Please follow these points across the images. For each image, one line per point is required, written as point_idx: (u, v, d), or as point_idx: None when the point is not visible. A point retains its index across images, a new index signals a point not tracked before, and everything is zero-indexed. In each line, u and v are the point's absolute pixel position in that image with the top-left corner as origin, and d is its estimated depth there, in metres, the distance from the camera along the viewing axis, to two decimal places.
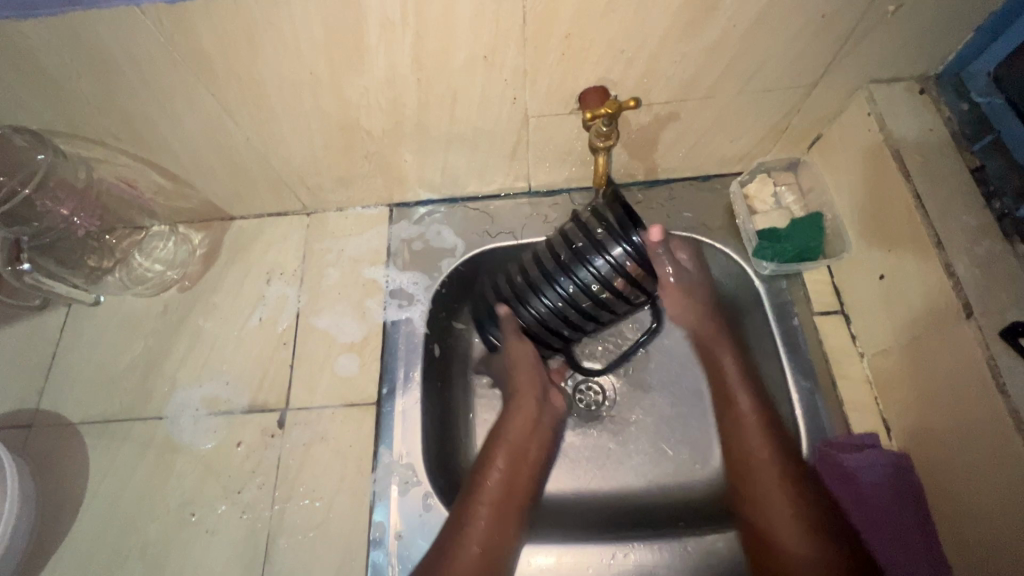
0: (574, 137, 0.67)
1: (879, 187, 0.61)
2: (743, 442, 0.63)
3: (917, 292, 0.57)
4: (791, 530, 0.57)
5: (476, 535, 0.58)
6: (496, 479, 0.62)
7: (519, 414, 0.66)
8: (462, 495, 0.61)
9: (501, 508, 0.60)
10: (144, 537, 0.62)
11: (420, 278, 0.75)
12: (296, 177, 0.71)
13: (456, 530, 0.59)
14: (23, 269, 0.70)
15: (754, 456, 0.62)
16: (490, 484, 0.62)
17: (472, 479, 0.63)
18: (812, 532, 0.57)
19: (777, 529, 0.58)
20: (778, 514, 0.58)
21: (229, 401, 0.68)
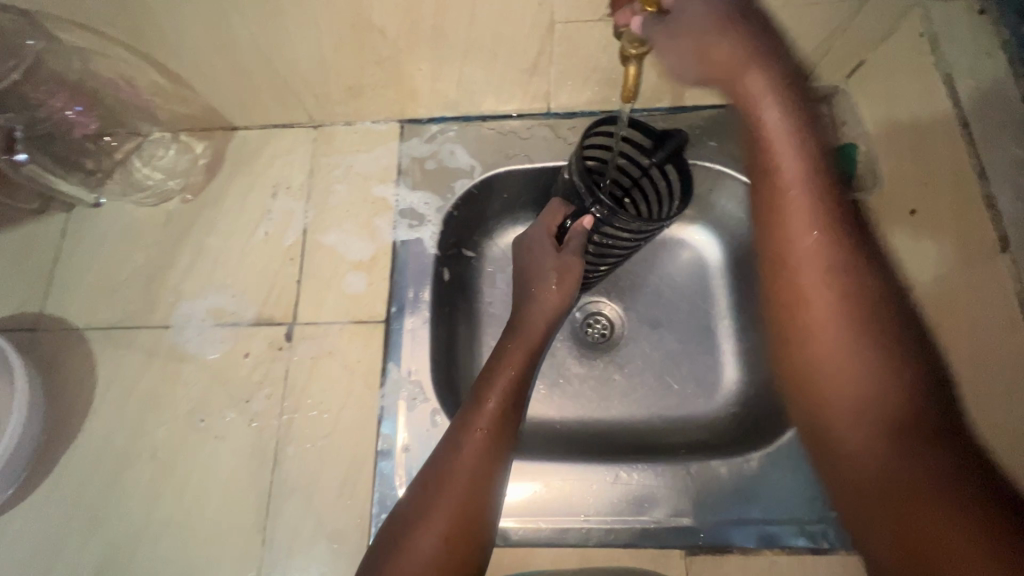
0: (601, 50, 0.63)
1: (922, 115, 0.58)
2: (793, 247, 0.54)
3: (949, 228, 0.55)
4: (850, 409, 0.46)
5: (455, 491, 0.52)
6: (488, 414, 0.56)
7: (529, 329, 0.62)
8: (456, 419, 0.57)
9: (485, 458, 0.54)
10: (153, 440, 0.63)
11: (431, 198, 0.72)
12: (304, 83, 0.67)
13: (431, 486, 0.53)
14: (19, 160, 0.67)
15: (812, 289, 0.52)
16: (480, 417, 0.56)
17: (460, 417, 0.57)
18: (886, 371, 0.45)
19: (828, 372, 0.49)
20: (841, 356, 0.48)
21: (234, 313, 0.68)
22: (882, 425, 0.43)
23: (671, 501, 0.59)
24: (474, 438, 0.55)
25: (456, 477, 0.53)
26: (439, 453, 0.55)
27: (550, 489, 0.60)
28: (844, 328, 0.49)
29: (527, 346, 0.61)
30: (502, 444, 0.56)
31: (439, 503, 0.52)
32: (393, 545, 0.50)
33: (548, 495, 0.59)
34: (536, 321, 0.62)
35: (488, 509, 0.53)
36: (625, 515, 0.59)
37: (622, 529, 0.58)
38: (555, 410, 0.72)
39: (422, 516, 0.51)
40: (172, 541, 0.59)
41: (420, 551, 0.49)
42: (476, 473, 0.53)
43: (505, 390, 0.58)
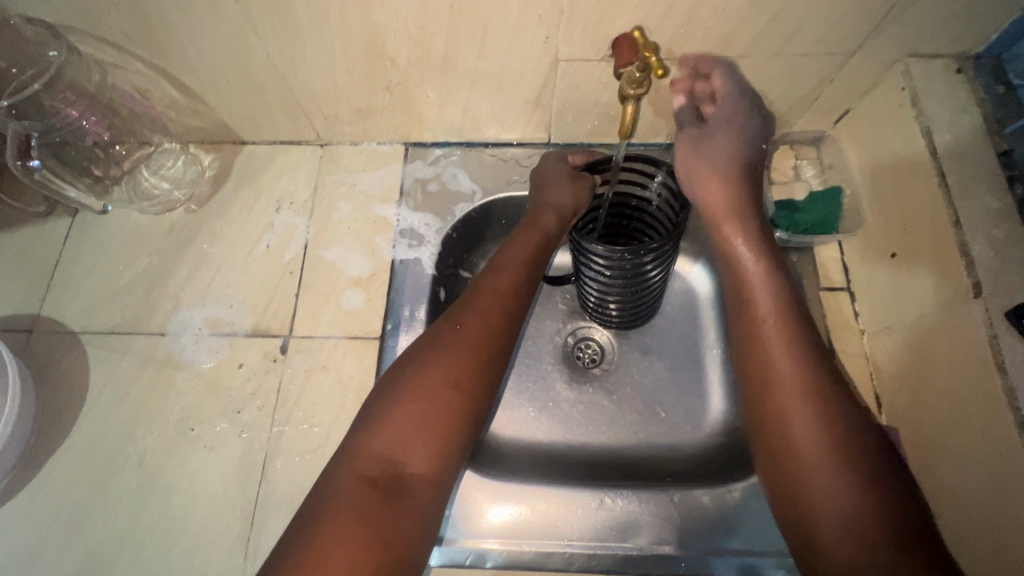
0: (602, 86, 0.66)
1: (903, 164, 0.61)
2: (770, 370, 0.51)
3: (929, 271, 0.57)
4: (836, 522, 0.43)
5: (469, 338, 0.53)
6: (507, 277, 0.58)
7: (545, 211, 0.61)
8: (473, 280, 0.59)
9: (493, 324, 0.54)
10: (141, 448, 0.63)
11: (432, 219, 0.74)
12: (313, 103, 0.70)
13: (445, 330, 0.54)
14: (31, 166, 0.67)
15: (790, 405, 0.48)
16: (498, 280, 0.58)
17: (480, 279, 0.58)
18: (867, 482, 0.43)
19: (815, 487, 0.45)
20: (823, 484, 0.44)
21: (231, 323, 0.68)
22: (857, 533, 0.42)
23: (654, 529, 0.59)
24: (489, 296, 0.56)
25: (466, 327, 0.54)
26: (454, 311, 0.56)
27: (536, 512, 0.60)
28: (816, 432, 0.46)
29: (540, 230, 0.61)
30: (515, 307, 0.57)
31: (453, 345, 0.52)
32: (400, 379, 0.50)
33: (534, 519, 0.60)
34: (548, 214, 0.61)
35: (498, 365, 0.53)
36: (608, 541, 0.59)
37: (605, 555, 0.59)
38: (543, 433, 0.73)
39: (430, 358, 0.51)
40: (153, 552, 0.59)
41: (429, 385, 0.49)
42: (491, 324, 0.54)
43: (521, 260, 0.59)
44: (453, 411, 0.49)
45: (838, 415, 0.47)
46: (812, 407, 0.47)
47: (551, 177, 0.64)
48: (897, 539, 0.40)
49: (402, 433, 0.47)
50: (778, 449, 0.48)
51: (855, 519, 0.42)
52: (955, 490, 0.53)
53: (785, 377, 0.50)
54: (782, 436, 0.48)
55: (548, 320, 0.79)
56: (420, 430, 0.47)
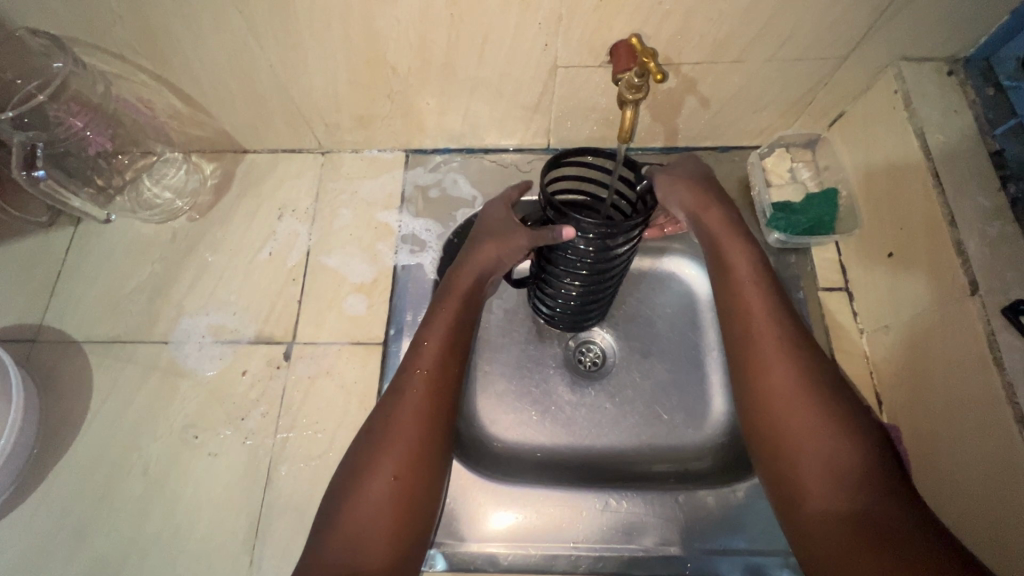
0: (600, 92, 0.67)
1: (897, 165, 0.62)
2: (755, 329, 0.54)
3: (925, 269, 0.58)
4: (818, 467, 0.46)
5: (410, 408, 0.52)
6: (430, 353, 0.56)
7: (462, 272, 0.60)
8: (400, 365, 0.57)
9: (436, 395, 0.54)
10: (145, 456, 0.63)
11: (433, 225, 0.74)
12: (315, 112, 0.70)
13: (381, 429, 0.52)
14: (37, 176, 0.68)
15: (775, 363, 0.52)
16: (421, 358, 0.56)
17: (407, 360, 0.56)
18: (846, 430, 0.47)
19: (800, 436, 0.48)
20: (809, 434, 0.48)
21: (234, 331, 0.69)
22: (851, 479, 0.45)
23: (659, 530, 0.59)
24: (417, 377, 0.54)
25: (409, 397, 0.53)
26: (386, 400, 0.54)
27: (540, 515, 0.60)
28: (802, 393, 0.49)
29: (460, 296, 0.59)
30: (446, 381, 0.55)
31: (390, 440, 0.51)
32: (359, 481, 0.49)
33: (538, 524, 0.60)
34: (464, 276, 0.60)
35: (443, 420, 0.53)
36: (613, 543, 0.59)
37: (609, 557, 0.59)
38: (546, 436, 0.73)
39: (370, 458, 0.50)
40: (158, 561, 0.58)
41: (372, 492, 0.48)
42: (425, 403, 0.53)
43: (448, 320, 0.58)
44: (399, 484, 0.49)
45: (808, 368, 0.51)
46: (794, 376, 0.50)
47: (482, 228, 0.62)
48: (876, 485, 0.44)
49: (356, 536, 0.47)
50: (758, 407, 0.52)
51: (839, 464, 0.46)
52: (956, 485, 0.54)
53: (767, 334, 0.53)
54: (764, 393, 0.51)
55: (549, 325, 0.79)
56: (381, 522, 0.47)
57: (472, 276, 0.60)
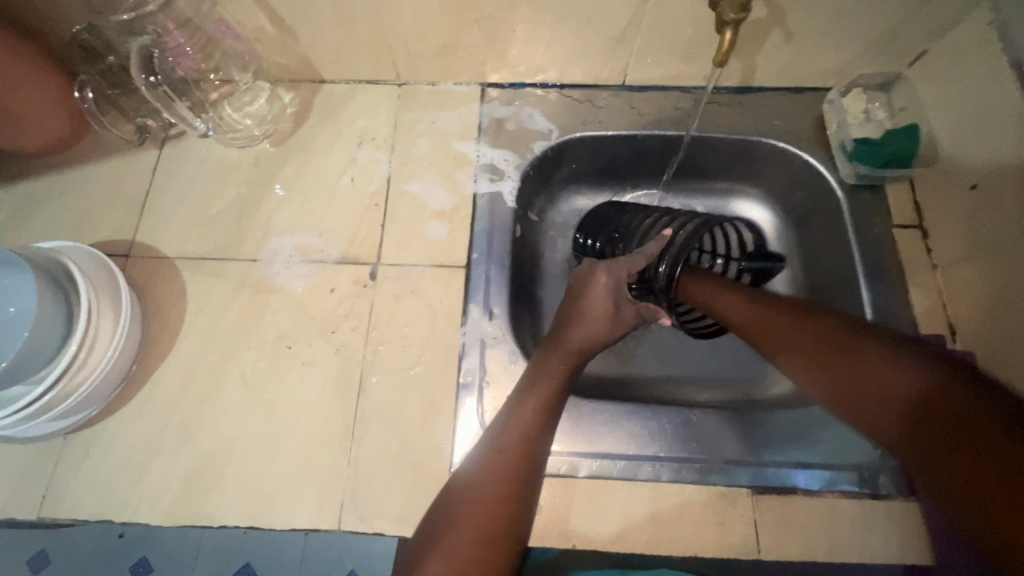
0: (688, 22, 0.67)
1: (985, 99, 0.63)
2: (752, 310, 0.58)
3: (1012, 197, 0.59)
4: (890, 396, 0.46)
5: (492, 492, 0.52)
6: (526, 420, 0.56)
7: (561, 350, 0.61)
8: (493, 424, 0.57)
9: (519, 477, 0.53)
10: (241, 364, 0.66)
11: (510, 155, 0.76)
12: (400, 38, 0.71)
13: (464, 487, 0.52)
14: (154, 81, 0.73)
15: (783, 329, 0.55)
16: (519, 422, 0.56)
17: (503, 418, 0.57)
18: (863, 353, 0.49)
19: (854, 378, 0.48)
20: (859, 366, 0.48)
21: (321, 251, 0.71)
22: (926, 392, 0.43)
23: (737, 441, 0.62)
24: (505, 455, 0.54)
25: (493, 478, 0.52)
26: (465, 475, 0.53)
27: (624, 428, 0.63)
28: (823, 349, 0.51)
29: (569, 356, 0.60)
30: (537, 452, 0.55)
31: (476, 501, 0.51)
32: (435, 541, 0.50)
33: (620, 438, 0.62)
34: (575, 337, 0.61)
35: (525, 509, 0.53)
36: (693, 454, 0.62)
37: (691, 467, 0.61)
38: (615, 367, 0.76)
39: (460, 514, 0.51)
40: (260, 459, 0.61)
41: (456, 548, 0.49)
42: (514, 473, 0.53)
43: (548, 390, 0.58)
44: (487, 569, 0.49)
45: (809, 328, 0.53)
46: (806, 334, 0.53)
47: (591, 298, 0.63)
48: (951, 385, 0.42)
49: None
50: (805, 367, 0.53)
51: (895, 377, 0.46)
52: None
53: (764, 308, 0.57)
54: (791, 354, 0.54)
55: None
56: None
57: (583, 342, 0.61)
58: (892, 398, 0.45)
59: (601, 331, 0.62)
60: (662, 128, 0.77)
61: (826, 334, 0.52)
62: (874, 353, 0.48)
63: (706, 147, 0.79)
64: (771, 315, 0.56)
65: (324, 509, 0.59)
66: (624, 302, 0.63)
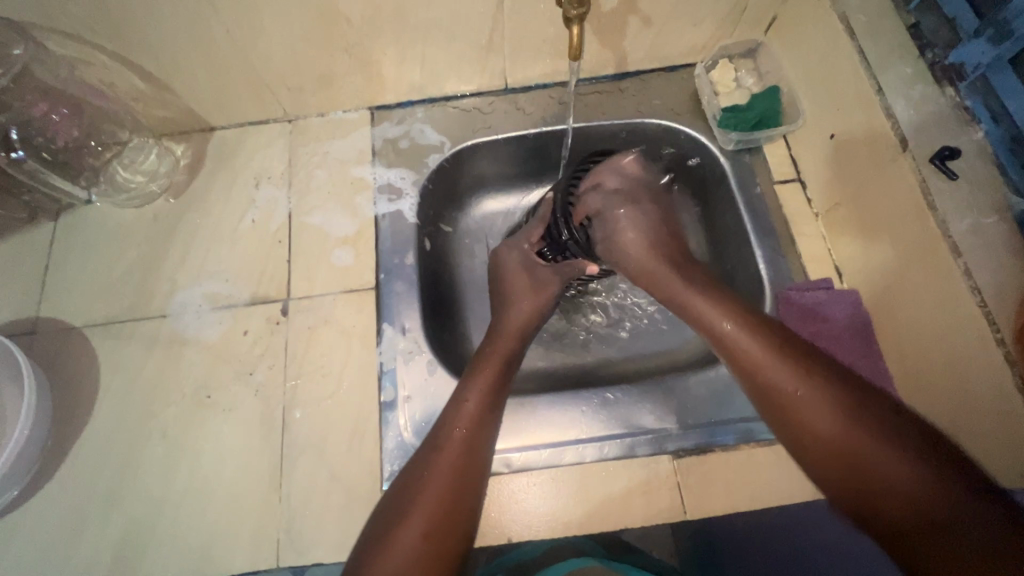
0: (547, 22, 0.70)
1: (828, 54, 0.67)
2: (693, 306, 0.59)
3: (863, 142, 0.63)
4: (813, 416, 0.49)
5: (437, 484, 0.52)
6: (468, 414, 0.57)
7: (501, 338, 0.64)
8: (435, 423, 0.57)
9: (462, 468, 0.54)
10: (162, 421, 0.65)
11: (407, 173, 0.78)
12: (277, 77, 0.72)
13: (409, 486, 0.53)
14: (19, 157, 0.70)
15: (718, 323, 0.56)
16: (459, 416, 0.56)
17: (443, 417, 0.57)
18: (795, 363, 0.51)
19: (780, 383, 0.51)
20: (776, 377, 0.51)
21: (230, 296, 0.71)
22: (853, 414, 0.47)
23: (655, 410, 0.65)
24: (451, 444, 0.55)
25: (438, 472, 0.53)
26: (413, 470, 0.54)
27: (545, 417, 0.65)
28: (766, 349, 0.53)
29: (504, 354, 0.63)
30: (481, 441, 0.56)
31: (422, 498, 0.51)
32: (387, 538, 0.49)
33: (543, 428, 0.64)
34: (506, 337, 0.65)
35: (473, 501, 0.53)
36: (614, 430, 0.64)
37: (613, 444, 0.63)
38: (541, 359, 0.78)
39: (406, 510, 0.51)
40: (192, 511, 0.61)
41: (403, 544, 0.49)
42: (458, 467, 0.54)
43: (488, 381, 0.59)
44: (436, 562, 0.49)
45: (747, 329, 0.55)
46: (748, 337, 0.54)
47: (512, 284, 0.69)
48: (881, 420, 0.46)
49: None
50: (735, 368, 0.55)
51: (811, 394, 0.49)
52: (910, 326, 0.59)
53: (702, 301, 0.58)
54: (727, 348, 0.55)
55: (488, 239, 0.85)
56: None
57: (514, 338, 0.65)
58: (817, 425, 0.49)
59: (529, 313, 0.66)
60: (549, 124, 0.80)
61: (761, 349, 0.53)
62: (810, 379, 0.50)
63: (595, 137, 0.81)
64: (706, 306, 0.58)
65: (261, 550, 0.59)
66: (537, 265, 0.69)
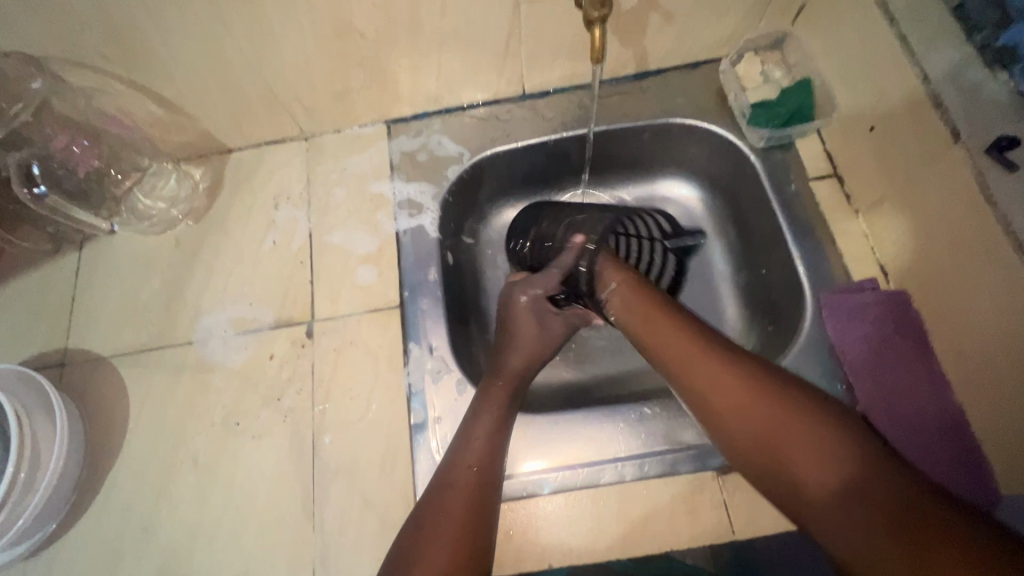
0: (565, 24, 0.67)
1: (863, 42, 0.64)
2: (660, 346, 0.55)
3: (908, 133, 0.59)
4: (805, 479, 0.44)
5: (452, 524, 0.48)
6: (479, 448, 0.55)
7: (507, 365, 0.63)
8: (442, 463, 0.54)
9: (477, 506, 0.50)
10: (192, 450, 0.65)
11: (427, 187, 0.76)
12: (292, 95, 0.71)
13: (419, 530, 0.49)
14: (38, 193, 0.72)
15: (689, 363, 0.52)
16: (470, 453, 0.54)
17: (451, 456, 0.55)
18: (770, 396, 0.47)
19: (751, 417, 0.47)
20: (748, 414, 0.48)
21: (255, 320, 0.70)
22: (832, 453, 0.43)
23: (696, 424, 0.62)
24: (464, 480, 0.52)
25: (452, 511, 0.50)
26: (421, 514, 0.50)
27: (579, 435, 0.62)
28: (741, 385, 0.49)
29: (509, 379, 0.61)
30: (494, 475, 0.54)
31: (437, 542, 0.47)
32: None
33: (577, 448, 0.62)
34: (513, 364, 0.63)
35: (490, 539, 0.49)
36: (653, 447, 0.61)
37: (653, 461, 0.60)
38: (572, 372, 0.75)
39: (422, 554, 0.47)
40: (226, 541, 0.61)
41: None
42: (473, 506, 0.50)
43: (497, 411, 0.58)
44: None
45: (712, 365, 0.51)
46: (725, 372, 0.50)
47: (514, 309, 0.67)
48: (850, 446, 0.43)
49: None
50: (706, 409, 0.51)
51: (789, 427, 0.45)
52: (968, 328, 0.55)
53: (671, 334, 0.55)
54: (699, 389, 0.51)
55: None
56: None
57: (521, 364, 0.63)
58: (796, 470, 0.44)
59: (536, 340, 0.65)
60: (570, 129, 0.77)
61: (739, 386, 0.49)
62: (783, 414, 0.46)
63: (618, 139, 0.79)
64: (689, 343, 0.53)
65: None
66: (548, 314, 0.67)
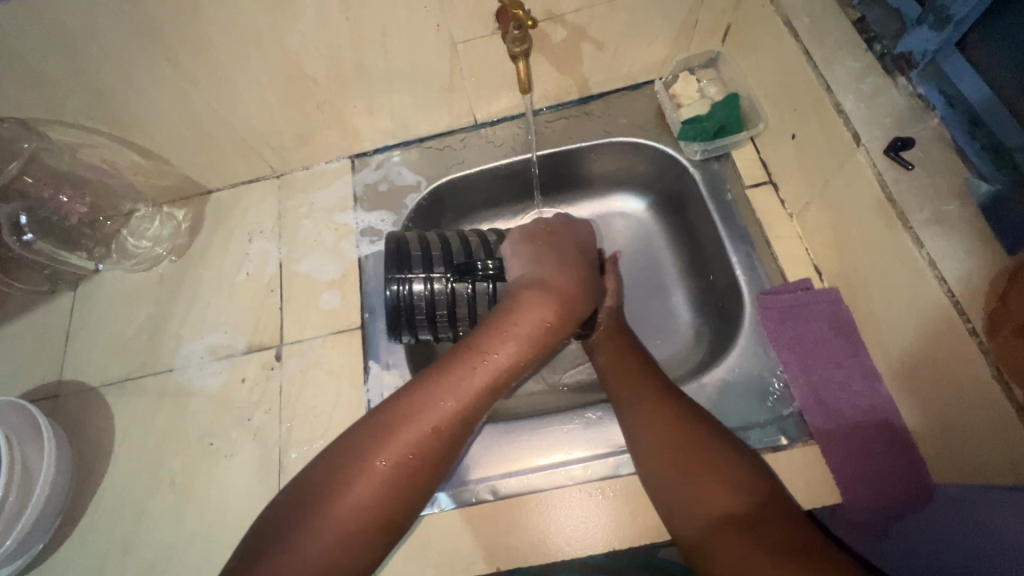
0: (502, 59, 0.73)
1: (779, 57, 0.67)
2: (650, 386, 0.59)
3: (822, 140, 0.63)
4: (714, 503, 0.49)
5: (398, 452, 0.49)
6: (465, 389, 0.53)
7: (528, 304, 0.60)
8: (419, 385, 0.53)
9: (433, 447, 0.51)
10: (170, 470, 0.69)
11: (387, 215, 0.81)
12: (260, 139, 0.78)
13: (359, 452, 0.48)
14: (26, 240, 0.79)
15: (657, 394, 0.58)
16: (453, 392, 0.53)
17: (432, 384, 0.53)
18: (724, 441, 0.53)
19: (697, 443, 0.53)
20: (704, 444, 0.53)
21: (229, 346, 0.75)
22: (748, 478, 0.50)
23: None
24: (436, 414, 0.51)
25: (408, 440, 0.50)
26: (373, 428, 0.50)
27: (529, 441, 0.65)
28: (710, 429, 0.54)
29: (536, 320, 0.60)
30: (465, 425, 0.53)
31: (380, 461, 0.48)
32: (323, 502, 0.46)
33: (527, 453, 0.65)
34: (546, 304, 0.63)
35: (427, 485, 0.51)
36: (599, 450, 0.64)
37: (598, 464, 0.63)
38: (531, 382, 0.78)
39: (355, 473, 0.47)
40: (199, 554, 0.64)
41: (334, 512, 0.46)
42: (426, 444, 0.51)
43: (505, 355, 0.56)
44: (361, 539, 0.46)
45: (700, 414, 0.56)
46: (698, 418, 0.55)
47: (550, 256, 0.67)
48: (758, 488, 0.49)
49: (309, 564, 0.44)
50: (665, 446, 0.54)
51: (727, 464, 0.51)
52: (890, 322, 0.57)
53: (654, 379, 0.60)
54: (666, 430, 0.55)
55: None
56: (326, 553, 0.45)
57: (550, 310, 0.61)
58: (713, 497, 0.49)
59: (564, 288, 0.62)
60: (518, 154, 0.82)
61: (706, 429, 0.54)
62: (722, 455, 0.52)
63: (565, 161, 0.83)
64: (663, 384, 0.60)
65: None
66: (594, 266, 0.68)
